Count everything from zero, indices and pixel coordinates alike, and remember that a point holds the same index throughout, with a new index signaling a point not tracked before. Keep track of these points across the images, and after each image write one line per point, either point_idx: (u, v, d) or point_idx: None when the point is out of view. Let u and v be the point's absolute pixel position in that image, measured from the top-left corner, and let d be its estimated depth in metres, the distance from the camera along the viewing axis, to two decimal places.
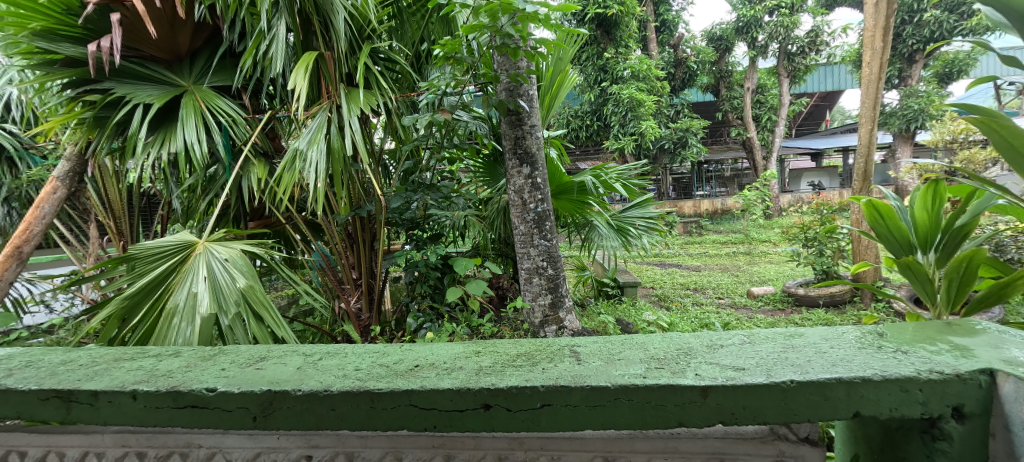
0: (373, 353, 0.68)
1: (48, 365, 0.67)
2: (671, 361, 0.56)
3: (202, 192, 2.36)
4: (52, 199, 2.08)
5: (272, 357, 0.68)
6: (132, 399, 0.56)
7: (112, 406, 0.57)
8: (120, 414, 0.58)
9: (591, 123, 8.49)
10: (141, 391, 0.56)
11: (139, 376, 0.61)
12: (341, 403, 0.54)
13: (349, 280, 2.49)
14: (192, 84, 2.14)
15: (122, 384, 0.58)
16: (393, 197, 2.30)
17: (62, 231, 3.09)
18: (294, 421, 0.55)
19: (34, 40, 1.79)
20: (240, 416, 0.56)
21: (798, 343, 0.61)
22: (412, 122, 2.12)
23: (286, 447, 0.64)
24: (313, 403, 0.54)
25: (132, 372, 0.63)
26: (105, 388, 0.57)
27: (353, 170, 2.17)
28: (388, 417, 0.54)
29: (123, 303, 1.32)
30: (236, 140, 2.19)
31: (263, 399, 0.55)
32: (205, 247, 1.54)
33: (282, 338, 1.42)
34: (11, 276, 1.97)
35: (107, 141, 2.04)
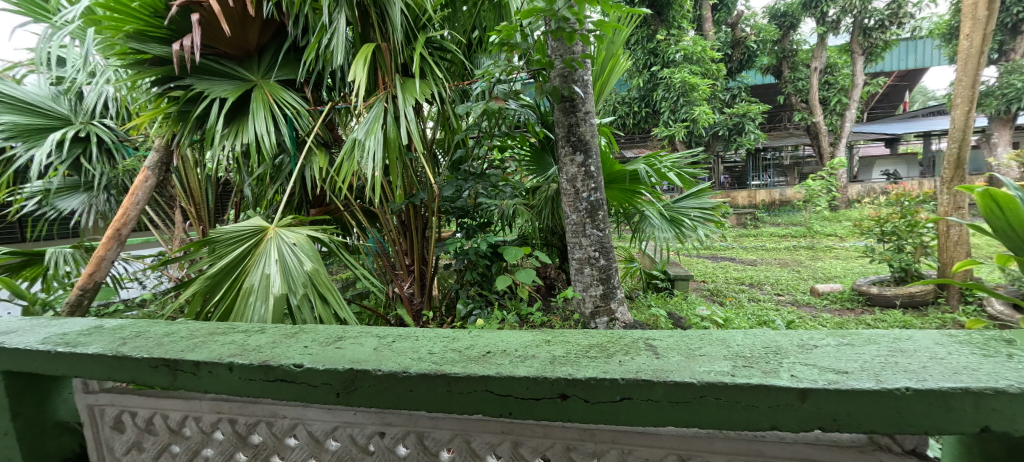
0: (447, 337, 0.71)
1: (154, 336, 0.75)
2: (759, 360, 0.53)
3: (271, 180, 2.59)
4: (144, 187, 2.30)
5: (349, 337, 0.71)
6: (229, 370, 0.62)
7: (211, 376, 0.63)
8: (218, 383, 0.63)
9: (639, 109, 8.23)
10: (236, 363, 0.61)
11: (233, 349, 0.66)
12: (420, 385, 0.56)
13: (402, 266, 2.67)
14: (260, 78, 2.32)
15: (219, 356, 0.63)
16: (444, 186, 2.44)
17: (151, 215, 3.42)
18: (374, 399, 0.58)
19: (128, 42, 1.99)
20: (325, 392, 0.59)
21: (905, 346, 0.56)
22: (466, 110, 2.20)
23: (361, 422, 0.68)
24: (394, 383, 0.56)
25: (226, 345, 0.68)
26: (205, 359, 0.63)
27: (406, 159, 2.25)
28: (467, 401, 0.55)
29: (206, 282, 1.47)
30: (300, 131, 2.37)
31: (347, 376, 0.57)
32: (275, 232, 1.66)
33: (343, 318, 1.51)
34: (112, 256, 2.21)
35: (189, 134, 2.24)
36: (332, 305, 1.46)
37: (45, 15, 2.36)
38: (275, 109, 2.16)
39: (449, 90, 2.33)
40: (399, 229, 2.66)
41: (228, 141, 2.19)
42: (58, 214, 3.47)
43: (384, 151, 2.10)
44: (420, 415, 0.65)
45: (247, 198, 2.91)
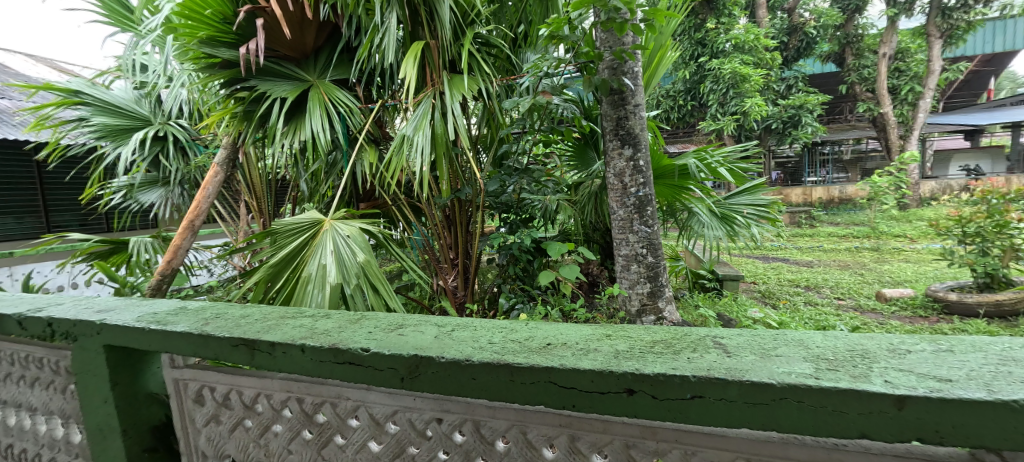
0: (507, 329, 0.73)
1: (232, 318, 0.82)
2: (845, 363, 0.50)
3: (325, 175, 2.77)
4: (215, 182, 2.50)
5: (408, 325, 0.75)
6: (301, 352, 0.67)
7: (286, 356, 0.68)
8: (291, 363, 0.68)
9: (684, 103, 7.96)
10: (308, 345, 0.66)
11: (303, 333, 0.72)
12: (482, 374, 0.57)
13: (447, 260, 2.85)
14: (316, 78, 2.49)
15: (292, 338, 0.68)
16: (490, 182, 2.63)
17: (219, 208, 3.71)
18: (436, 385, 0.60)
19: (201, 47, 2.20)
20: (390, 376, 0.62)
21: (1020, 355, 0.50)
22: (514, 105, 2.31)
23: (421, 408, 0.72)
24: (458, 370, 0.59)
25: (296, 328, 0.74)
26: (279, 341, 0.68)
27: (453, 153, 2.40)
28: (530, 392, 0.56)
29: (269, 271, 1.75)
30: (353, 128, 2.51)
31: (411, 362, 0.61)
32: (329, 226, 1.95)
33: (391, 306, 1.78)
34: (187, 244, 2.43)
35: (253, 132, 2.43)
36: (382, 295, 1.72)
37: (129, 23, 2.61)
38: (330, 108, 2.31)
39: (496, 85, 2.43)
40: (444, 223, 2.84)
41: (286, 139, 2.35)
42: (140, 207, 3.84)
43: (432, 147, 2.24)
44: (478, 403, 0.68)
45: (303, 193, 3.09)
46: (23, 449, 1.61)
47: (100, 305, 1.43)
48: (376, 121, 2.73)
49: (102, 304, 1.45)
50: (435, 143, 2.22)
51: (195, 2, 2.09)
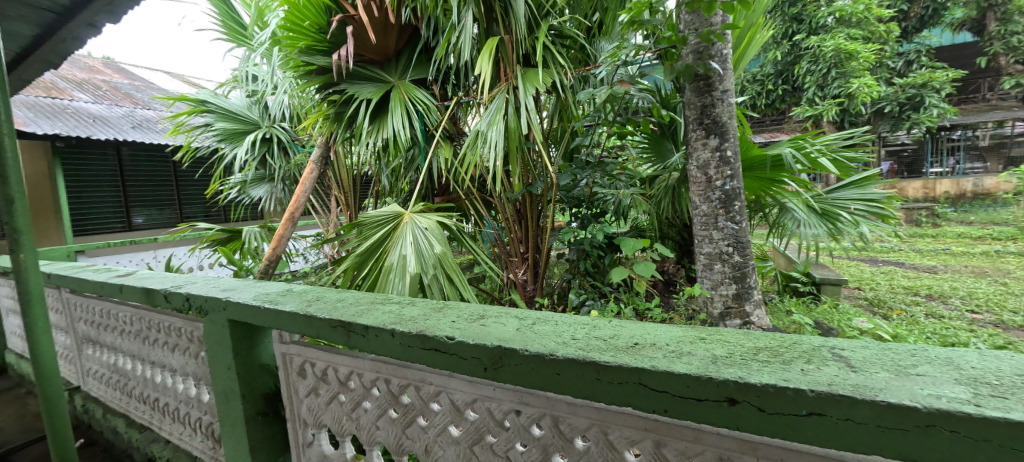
0: (594, 335, 0.81)
1: (339, 307, 1.07)
2: (1011, 390, 0.45)
3: (405, 171, 2.98)
4: (311, 178, 2.81)
5: (487, 317, 0.94)
6: (391, 336, 0.88)
7: (377, 338, 0.91)
8: (383, 345, 0.90)
9: (774, 87, 7.25)
10: (397, 330, 0.87)
11: (392, 320, 0.93)
12: (566, 370, 0.66)
13: (517, 254, 2.96)
14: (397, 79, 2.69)
15: (383, 324, 0.91)
16: (562, 175, 2.71)
17: (314, 202, 4.12)
18: (517, 375, 0.72)
19: (300, 55, 2.49)
20: (473, 364, 0.77)
21: None
22: (590, 96, 2.33)
23: (499, 398, 0.89)
24: (545, 364, 0.68)
25: (387, 315, 0.96)
26: (372, 326, 0.91)
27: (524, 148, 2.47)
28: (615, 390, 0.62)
29: (357, 258, 2.06)
30: (430, 125, 2.68)
31: (495, 353, 0.74)
32: (410, 218, 2.23)
33: (465, 295, 1.99)
34: (289, 234, 2.75)
35: (343, 131, 2.70)
36: (456, 285, 1.95)
37: (242, 37, 2.97)
38: (409, 107, 2.50)
39: (571, 77, 2.46)
40: (516, 217, 2.95)
41: (371, 138, 2.59)
42: (250, 201, 4.37)
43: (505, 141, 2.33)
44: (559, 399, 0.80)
45: (383, 187, 3.32)
46: (166, 403, 1.95)
47: (226, 285, 1.69)
48: (452, 118, 2.90)
49: (227, 284, 1.71)
50: (508, 137, 2.31)
51: (295, 15, 2.37)
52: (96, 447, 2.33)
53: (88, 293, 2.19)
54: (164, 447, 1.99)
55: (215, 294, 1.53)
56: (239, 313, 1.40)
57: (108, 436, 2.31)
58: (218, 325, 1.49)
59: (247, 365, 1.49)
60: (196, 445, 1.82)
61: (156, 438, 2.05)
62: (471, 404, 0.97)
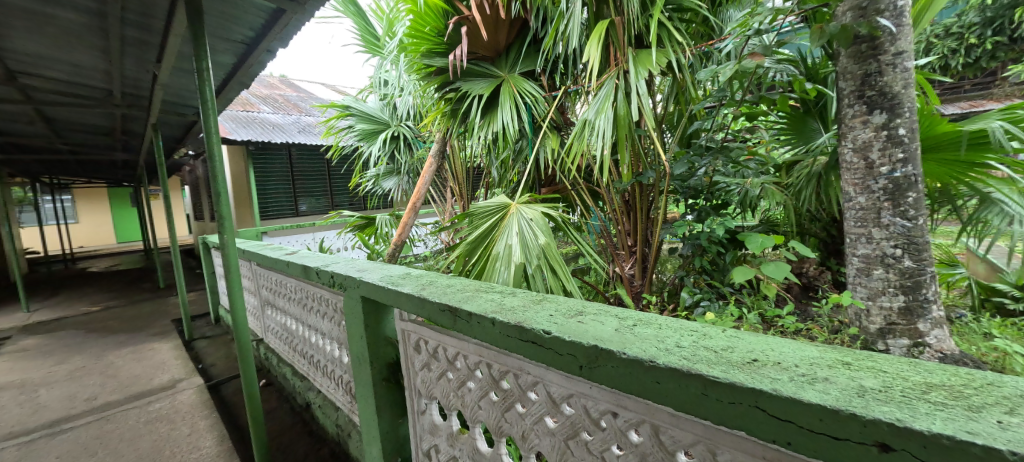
0: (706, 348, 0.80)
1: (454, 295, 1.28)
2: None
3: (513, 162, 3.11)
4: (430, 171, 3.15)
5: (586, 315, 1.06)
6: (492, 324, 1.05)
7: (479, 324, 1.10)
8: (486, 331, 1.08)
9: (977, 42, 5.62)
10: (497, 320, 1.03)
11: (494, 309, 1.12)
12: (666, 380, 0.72)
13: (625, 247, 2.89)
14: (507, 73, 2.80)
15: (485, 312, 1.09)
16: (677, 164, 2.50)
17: (434, 193, 4.52)
18: (617, 377, 0.80)
19: (422, 59, 2.74)
20: (570, 362, 0.89)
21: None
22: (711, 74, 2.18)
23: (596, 397, 0.95)
24: (648, 372, 0.75)
25: (490, 304, 1.17)
26: (476, 314, 1.10)
27: (637, 134, 2.35)
28: (722, 407, 0.65)
29: (468, 246, 2.22)
30: (537, 116, 2.75)
31: (592, 353, 0.84)
32: (517, 209, 2.32)
33: (568, 288, 1.99)
34: (411, 221, 3.12)
35: (457, 126, 2.94)
36: (559, 279, 1.96)
37: (375, 47, 3.37)
38: (518, 100, 2.61)
39: (691, 55, 2.32)
40: (624, 208, 2.87)
41: (482, 131, 2.77)
42: (383, 191, 4.99)
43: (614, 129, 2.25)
44: (661, 409, 0.83)
45: (494, 179, 3.51)
46: (318, 359, 2.38)
47: (361, 265, 1.96)
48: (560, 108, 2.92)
49: (361, 264, 1.98)
50: (617, 124, 2.22)
51: (418, 22, 2.64)
52: (272, 388, 2.95)
53: (267, 267, 2.75)
54: (317, 395, 2.44)
55: (351, 273, 1.79)
56: (370, 291, 1.62)
57: (280, 380, 2.90)
58: (354, 300, 1.74)
59: (376, 336, 1.72)
60: (339, 397, 2.19)
61: (312, 387, 2.52)
62: (568, 400, 1.03)
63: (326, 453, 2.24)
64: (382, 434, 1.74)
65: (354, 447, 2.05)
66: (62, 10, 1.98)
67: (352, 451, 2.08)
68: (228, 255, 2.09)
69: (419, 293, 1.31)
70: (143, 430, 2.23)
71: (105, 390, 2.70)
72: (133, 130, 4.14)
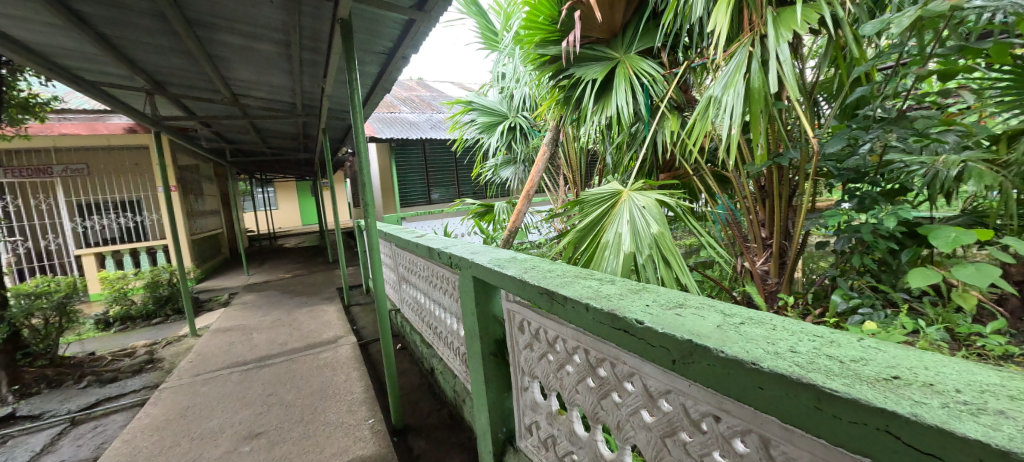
0: (828, 356, 0.70)
1: (552, 279, 1.33)
2: None
3: (628, 147, 2.99)
4: (543, 160, 3.23)
5: (689, 307, 1.01)
6: (586, 310, 1.07)
7: (573, 309, 1.12)
8: (580, 316, 1.10)
9: None
10: (590, 306, 1.05)
11: (589, 295, 1.13)
12: (771, 386, 0.68)
13: (758, 239, 2.57)
14: (623, 54, 2.70)
15: (579, 298, 1.11)
16: (832, 141, 2.10)
17: (548, 181, 4.61)
18: (718, 376, 0.77)
19: (537, 49, 2.80)
20: (664, 356, 0.87)
21: None
22: (881, 26, 1.80)
23: (696, 397, 0.91)
24: (751, 376, 0.71)
25: (586, 290, 1.19)
26: (570, 297, 1.13)
27: (774, 109, 2.05)
28: (840, 425, 0.60)
29: (578, 233, 2.25)
30: (655, 97, 2.60)
31: (687, 348, 0.82)
32: (629, 196, 2.24)
33: (683, 282, 1.85)
34: (524, 209, 3.25)
35: (570, 114, 2.95)
36: (672, 271, 1.84)
37: (493, 42, 3.57)
38: (634, 81, 2.50)
39: (853, 9, 2.00)
40: (759, 195, 2.56)
41: (595, 117, 2.73)
42: (503, 181, 5.28)
43: (746, 105, 2.01)
44: (770, 420, 0.76)
45: (607, 166, 3.44)
46: (441, 331, 2.68)
47: (475, 249, 2.14)
48: (682, 86, 2.72)
49: (474, 247, 2.16)
50: (749, 100, 1.97)
51: (533, 13, 2.70)
52: (406, 352, 3.43)
53: (403, 248, 3.17)
54: (439, 362, 2.75)
55: (466, 254, 1.97)
56: (480, 271, 1.77)
57: (412, 346, 3.35)
58: (467, 279, 1.91)
59: (485, 313, 1.87)
60: (456, 366, 2.44)
61: (435, 354, 2.86)
62: (665, 396, 0.99)
63: (445, 414, 2.53)
64: (490, 404, 1.88)
65: (467, 412, 2.27)
66: (264, 44, 2.57)
67: (465, 415, 2.31)
68: (372, 236, 2.48)
69: (521, 276, 1.39)
70: (315, 372, 2.82)
71: (292, 339, 3.47)
72: (312, 134, 5.13)
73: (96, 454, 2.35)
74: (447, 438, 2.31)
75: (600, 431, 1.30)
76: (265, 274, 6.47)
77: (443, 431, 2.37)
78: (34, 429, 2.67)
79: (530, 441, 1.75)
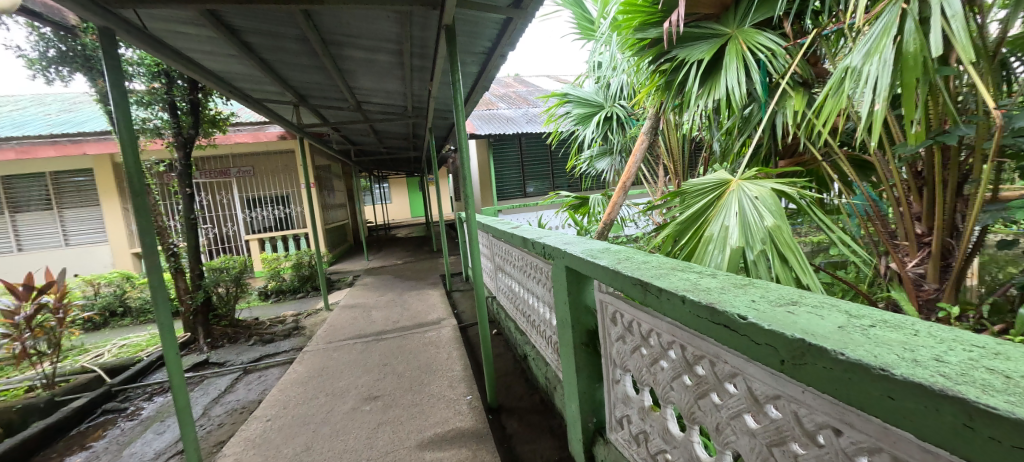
0: (987, 368, 0.59)
1: (647, 270, 1.30)
2: None
3: (739, 131, 2.74)
4: (641, 149, 3.11)
5: (804, 305, 0.91)
6: (682, 303, 1.03)
7: (669, 301, 1.09)
8: (676, 308, 1.06)
9: None
10: (687, 298, 1.01)
11: (686, 288, 1.08)
12: (904, 396, 0.59)
13: (910, 236, 2.15)
14: (735, 30, 2.47)
15: (675, 290, 1.07)
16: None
17: (647, 172, 4.41)
18: (835, 381, 0.69)
19: (636, 34, 2.69)
20: (771, 355, 0.80)
21: None
22: None
23: (811, 404, 0.82)
24: (877, 383, 0.62)
25: (683, 282, 1.14)
26: (665, 289, 1.10)
27: (935, 77, 1.71)
28: (998, 450, 0.51)
29: (677, 226, 2.12)
30: (774, 74, 2.34)
31: (798, 348, 0.74)
32: (739, 186, 2.08)
33: (805, 283, 1.63)
34: (620, 201, 3.17)
35: (671, 99, 2.80)
36: (792, 269, 1.63)
37: (590, 32, 3.52)
38: (748, 58, 2.27)
39: None
40: (915, 182, 2.14)
41: (700, 101, 2.55)
42: (598, 173, 5.18)
43: (896, 74, 1.70)
44: (905, 439, 0.66)
45: (715, 153, 3.19)
46: (534, 320, 2.76)
47: (568, 240, 2.16)
48: (809, 58, 2.40)
49: (568, 238, 2.18)
50: (899, 68, 1.67)
51: None
52: (502, 338, 3.60)
53: (500, 239, 3.32)
54: (532, 349, 2.84)
55: (559, 245, 2.01)
56: (573, 262, 1.78)
57: (507, 333, 3.51)
58: (560, 269, 1.94)
59: (577, 303, 1.88)
60: (548, 354, 2.49)
61: (528, 342, 2.95)
62: (774, 401, 0.91)
63: (537, 399, 2.61)
64: (581, 394, 1.90)
65: (558, 400, 2.31)
66: (383, 55, 2.88)
67: (556, 403, 2.36)
68: (471, 227, 2.65)
69: (614, 266, 1.37)
70: (422, 349, 3.12)
71: (403, 318, 3.88)
72: (420, 134, 5.61)
73: (260, 397, 2.92)
74: (539, 422, 2.38)
75: (698, 432, 1.24)
76: (382, 260, 7.27)
77: (534, 415, 2.45)
78: (222, 372, 3.42)
79: (620, 435, 1.72)
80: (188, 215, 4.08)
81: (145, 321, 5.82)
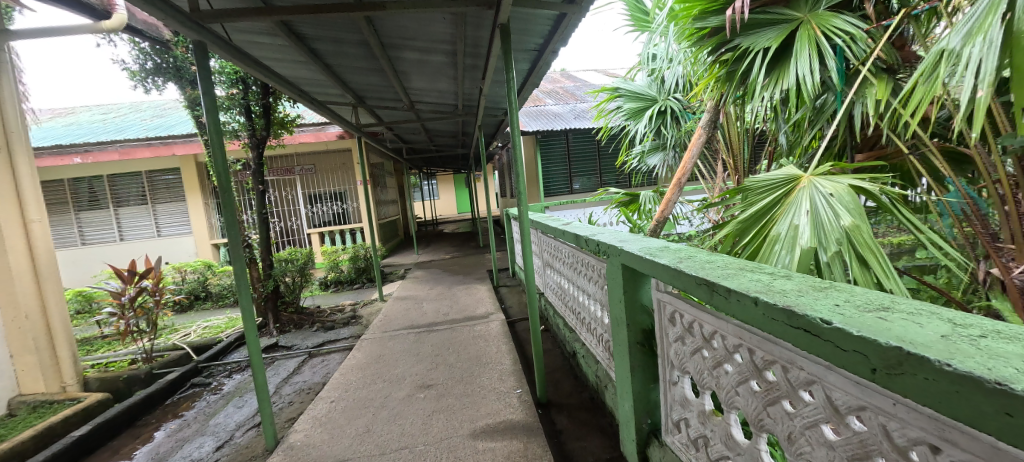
0: None
1: (712, 270, 1.24)
2: None
3: (810, 123, 2.55)
4: (698, 143, 3.00)
5: (897, 311, 0.83)
6: (755, 305, 0.98)
7: (739, 302, 1.04)
8: (747, 310, 1.01)
9: None
10: (760, 300, 0.96)
11: (758, 289, 1.02)
12: None
13: (1017, 238, 1.91)
14: (807, 14, 2.31)
15: (746, 291, 1.02)
16: None
17: (703, 167, 4.22)
18: (939, 394, 0.63)
19: (695, 23, 2.58)
20: (860, 363, 0.74)
21: None
22: None
23: (903, 418, 0.75)
24: (993, 399, 0.56)
25: (753, 283, 1.08)
26: (734, 290, 1.05)
27: None
28: None
29: (739, 225, 2.01)
30: (852, 60, 2.17)
31: (893, 357, 0.68)
32: (810, 182, 1.95)
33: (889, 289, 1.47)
34: (675, 197, 3.06)
35: (734, 90, 2.66)
36: (873, 272, 1.49)
37: (644, 23, 3.41)
38: (822, 44, 2.11)
39: None
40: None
41: (766, 91, 2.41)
42: (649, 169, 5.03)
43: (1004, 55, 1.52)
44: None
45: (781, 147, 3.01)
46: (584, 317, 2.74)
47: (622, 237, 2.12)
48: (895, 41, 2.20)
49: (622, 235, 2.14)
50: (1008, 49, 1.49)
51: None
52: (549, 334, 3.59)
53: (549, 235, 3.32)
54: (581, 347, 2.82)
55: (614, 242, 1.98)
56: (630, 259, 1.75)
57: (555, 329, 3.50)
58: (615, 267, 1.91)
59: (632, 302, 1.84)
60: (598, 352, 2.46)
61: (577, 339, 2.93)
62: (858, 413, 0.85)
63: (587, 397, 2.59)
64: (634, 393, 1.86)
65: (609, 399, 2.28)
66: (438, 55, 2.95)
67: (607, 401, 2.33)
68: (522, 223, 2.66)
69: (676, 265, 1.33)
70: (472, 342, 3.19)
71: (453, 311, 3.98)
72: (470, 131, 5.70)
73: (323, 380, 3.12)
74: (588, 420, 2.36)
75: (765, 441, 1.18)
76: (430, 254, 7.49)
77: (584, 413, 2.44)
78: (289, 354, 3.68)
79: (677, 438, 1.67)
80: (259, 209, 4.42)
81: (223, 306, 6.39)
